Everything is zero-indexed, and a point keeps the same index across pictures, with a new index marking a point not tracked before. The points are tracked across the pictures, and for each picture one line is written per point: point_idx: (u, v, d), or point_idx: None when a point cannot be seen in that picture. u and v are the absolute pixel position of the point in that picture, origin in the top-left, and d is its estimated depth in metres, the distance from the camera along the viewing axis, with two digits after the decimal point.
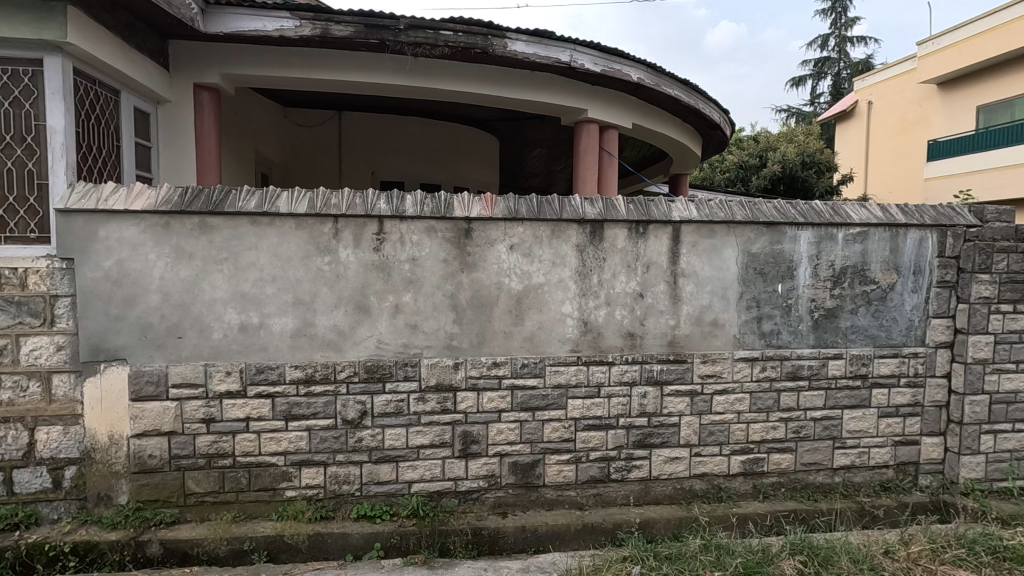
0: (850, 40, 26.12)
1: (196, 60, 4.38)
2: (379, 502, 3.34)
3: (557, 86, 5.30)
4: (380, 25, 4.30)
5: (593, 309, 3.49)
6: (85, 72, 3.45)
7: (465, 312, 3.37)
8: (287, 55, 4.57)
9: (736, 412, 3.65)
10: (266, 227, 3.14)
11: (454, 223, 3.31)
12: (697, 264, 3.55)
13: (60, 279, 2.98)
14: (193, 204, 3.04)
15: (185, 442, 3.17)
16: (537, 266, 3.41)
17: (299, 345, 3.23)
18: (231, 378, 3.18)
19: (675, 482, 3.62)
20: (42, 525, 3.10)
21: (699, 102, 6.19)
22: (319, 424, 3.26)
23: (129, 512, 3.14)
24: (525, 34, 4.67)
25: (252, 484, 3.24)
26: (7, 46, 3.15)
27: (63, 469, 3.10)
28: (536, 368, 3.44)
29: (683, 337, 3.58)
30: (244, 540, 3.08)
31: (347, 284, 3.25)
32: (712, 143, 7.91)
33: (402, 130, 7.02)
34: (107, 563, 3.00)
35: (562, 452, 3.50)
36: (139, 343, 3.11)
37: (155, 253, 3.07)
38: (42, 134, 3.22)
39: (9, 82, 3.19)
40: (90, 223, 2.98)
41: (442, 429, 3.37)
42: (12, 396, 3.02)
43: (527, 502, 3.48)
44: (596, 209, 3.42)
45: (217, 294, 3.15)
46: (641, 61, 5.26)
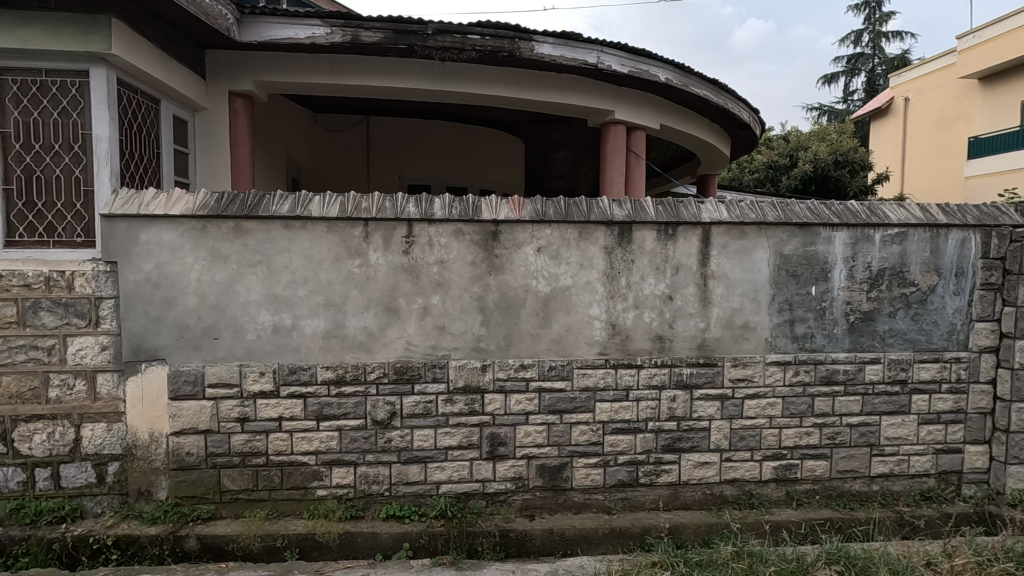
0: (885, 35, 25.44)
1: (230, 68, 4.51)
2: (407, 503, 3.37)
3: (584, 87, 5.28)
4: (409, 31, 4.36)
5: (621, 311, 3.46)
6: (128, 82, 3.58)
7: (493, 313, 3.38)
8: (318, 62, 4.67)
9: (768, 417, 3.57)
10: (298, 231, 3.21)
11: (482, 226, 3.33)
12: (727, 266, 3.50)
13: (104, 281, 3.11)
14: (229, 209, 3.14)
15: (220, 441, 3.25)
16: (564, 268, 3.41)
17: (330, 346, 3.29)
18: (264, 378, 3.25)
19: (705, 487, 3.57)
20: (87, 518, 3.22)
21: (728, 102, 6.10)
22: (350, 425, 3.31)
23: (168, 507, 3.23)
24: (552, 37, 4.67)
25: (284, 483, 3.30)
26: (57, 58, 3.29)
27: (107, 465, 3.22)
28: (563, 371, 3.43)
29: (713, 340, 3.53)
30: (277, 537, 3.14)
31: (377, 286, 3.30)
32: (742, 143, 7.80)
33: (427, 134, 7.09)
34: (147, 557, 3.10)
35: (590, 455, 3.48)
36: (177, 344, 3.21)
37: (192, 256, 3.16)
38: (88, 142, 3.35)
39: (57, 93, 3.33)
40: (131, 228, 3.10)
41: (471, 431, 3.39)
42: (60, 393, 3.16)
43: (555, 505, 3.48)
44: (624, 210, 3.41)
45: (251, 296, 3.22)
46: (669, 61, 5.21)
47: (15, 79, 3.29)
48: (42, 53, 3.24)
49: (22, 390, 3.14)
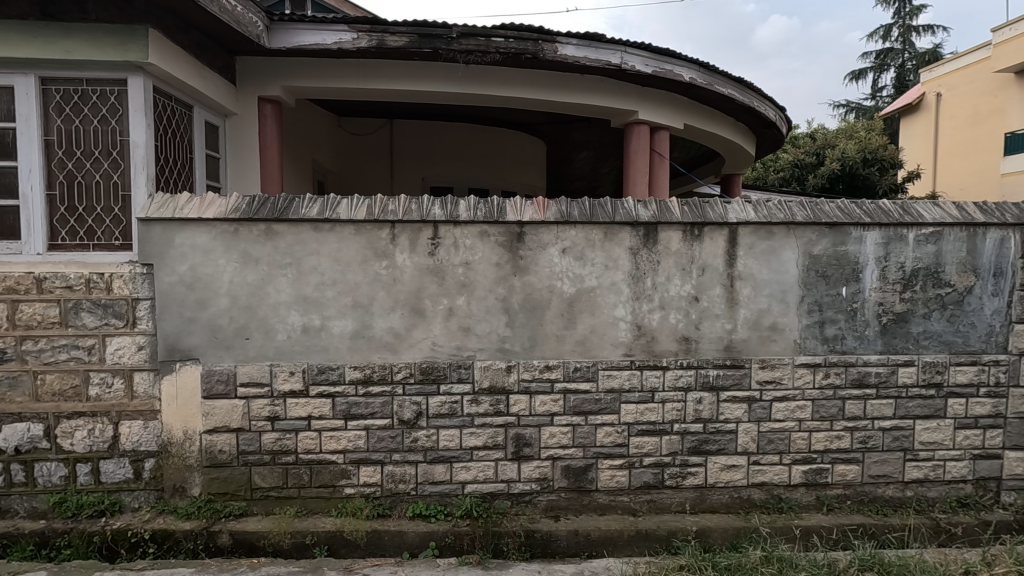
0: (916, 29, 24.78)
1: (259, 74, 4.60)
2: (433, 502, 3.40)
3: (607, 88, 5.26)
4: (434, 34, 4.41)
5: (646, 312, 3.45)
6: (163, 89, 3.68)
7: (518, 315, 3.39)
8: (344, 67, 4.74)
9: (797, 420, 3.52)
10: (327, 233, 3.26)
11: (507, 228, 3.34)
12: (755, 267, 3.45)
13: (141, 282, 3.23)
14: (260, 212, 3.21)
15: (251, 439, 3.33)
16: (589, 269, 3.40)
17: (358, 347, 3.34)
18: (294, 378, 3.31)
19: (732, 491, 3.53)
20: (125, 512, 3.32)
21: (754, 100, 6.01)
22: (377, 424, 3.36)
23: (201, 503, 3.31)
24: (576, 38, 4.67)
25: (313, 481, 3.36)
26: (97, 68, 3.40)
27: (143, 461, 3.32)
28: (588, 372, 3.43)
29: (741, 342, 3.48)
30: (306, 534, 3.19)
31: (403, 287, 3.33)
32: (768, 143, 7.71)
33: (449, 136, 7.14)
34: (182, 551, 3.18)
35: (615, 457, 3.47)
36: (210, 344, 3.29)
37: (225, 258, 3.24)
38: (126, 148, 3.47)
39: (97, 101, 3.45)
40: (166, 231, 3.19)
41: (496, 431, 3.40)
42: (100, 391, 3.28)
43: (580, 506, 3.47)
44: (649, 211, 3.40)
45: (281, 297, 3.29)
46: (694, 60, 5.16)
47: (58, 88, 3.42)
48: (83, 63, 3.35)
49: (65, 388, 3.27)
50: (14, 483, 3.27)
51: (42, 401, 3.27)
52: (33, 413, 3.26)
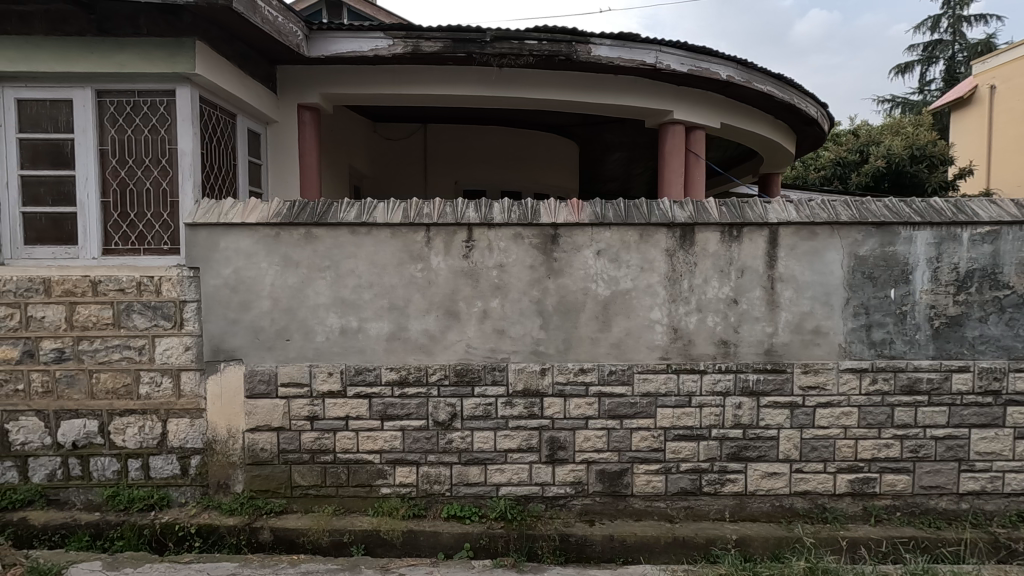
0: (967, 20, 23.68)
1: (299, 82, 4.72)
2: (468, 503, 3.42)
3: (642, 88, 5.20)
4: (468, 38, 4.44)
5: (683, 315, 3.38)
6: (208, 99, 3.82)
7: (552, 317, 3.38)
8: (380, 74, 4.82)
9: (842, 427, 3.39)
10: (364, 236, 3.32)
11: (541, 230, 3.34)
12: (797, 268, 3.35)
13: (188, 286, 3.36)
14: (300, 216, 3.29)
15: (292, 438, 3.41)
16: (624, 271, 3.36)
17: (394, 348, 3.38)
18: (332, 378, 3.38)
19: (774, 499, 3.43)
20: (173, 507, 3.44)
21: (794, 97, 5.84)
22: (413, 425, 3.40)
23: (243, 499, 3.41)
24: (610, 39, 4.63)
25: (350, 480, 3.42)
26: (147, 80, 3.55)
27: (190, 458, 3.45)
28: (624, 376, 3.39)
29: (782, 346, 3.38)
30: (344, 532, 3.25)
31: (438, 290, 3.36)
32: (808, 140, 7.50)
33: (482, 139, 7.18)
34: (226, 545, 3.28)
35: (651, 462, 3.42)
36: (252, 345, 3.38)
37: (266, 261, 3.33)
38: (174, 156, 3.60)
39: (148, 112, 3.60)
40: (211, 235, 3.30)
41: (530, 434, 3.40)
42: (149, 390, 3.42)
43: (615, 511, 3.42)
44: (686, 212, 3.34)
45: (320, 300, 3.36)
46: (731, 58, 5.05)
47: (112, 100, 3.59)
48: (134, 75, 3.51)
49: (117, 386, 3.42)
50: (71, 476, 3.44)
51: (97, 399, 3.43)
52: (88, 410, 3.42)
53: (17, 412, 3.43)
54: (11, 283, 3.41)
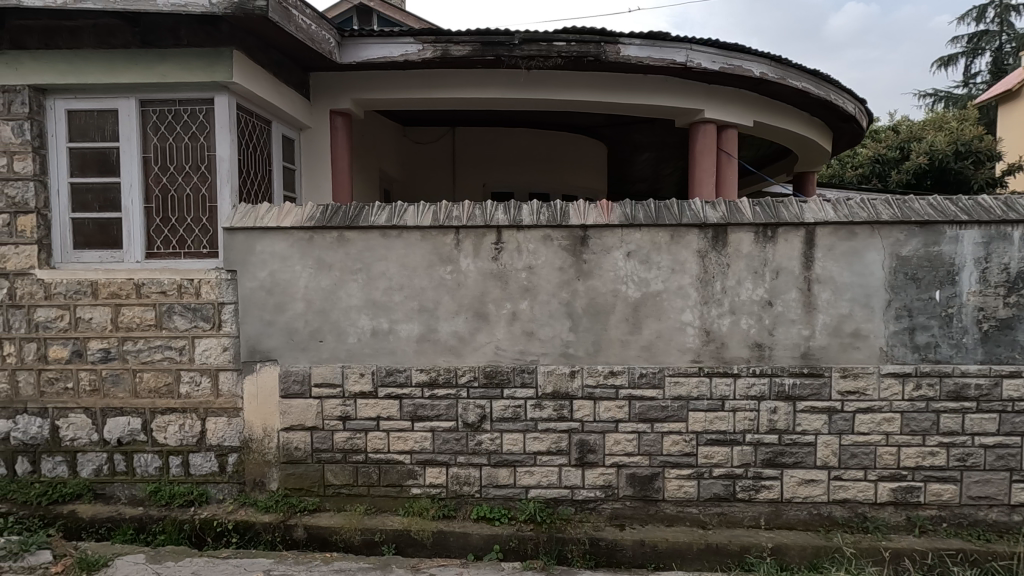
0: (1016, 9, 22.65)
1: (331, 89, 4.81)
2: (497, 505, 3.42)
3: (672, 88, 5.14)
4: (497, 41, 4.46)
5: (716, 317, 3.32)
6: (245, 106, 3.93)
7: (581, 319, 3.36)
8: (410, 78, 4.88)
9: (884, 434, 3.28)
10: (394, 239, 3.37)
11: (571, 231, 3.32)
12: (835, 269, 3.25)
13: (226, 288, 3.47)
14: (333, 220, 3.36)
15: (325, 437, 3.47)
16: (655, 272, 3.32)
17: (424, 350, 3.42)
18: (364, 379, 3.43)
19: (811, 507, 3.33)
20: (211, 503, 3.54)
21: (830, 93, 5.67)
22: (442, 426, 3.42)
23: (278, 497, 3.48)
24: (639, 38, 4.59)
25: (381, 480, 3.46)
26: (188, 89, 3.68)
27: (227, 455, 3.54)
28: (654, 379, 3.34)
29: (819, 349, 3.29)
30: (375, 532, 3.29)
31: (467, 292, 3.38)
32: (845, 138, 7.28)
33: (510, 141, 7.19)
34: (262, 542, 3.36)
35: (683, 467, 3.36)
36: (287, 346, 3.46)
37: (300, 264, 3.40)
38: (213, 163, 3.72)
39: (188, 120, 3.72)
40: (248, 239, 3.39)
41: (559, 437, 3.38)
42: (189, 389, 3.53)
43: (646, 516, 3.38)
44: (718, 212, 3.28)
45: (352, 302, 3.42)
46: (764, 55, 4.94)
47: (155, 109, 3.73)
48: (175, 85, 3.63)
49: (159, 385, 3.54)
50: (116, 472, 3.57)
51: (140, 397, 3.56)
52: (132, 408, 3.55)
53: (66, 409, 3.58)
54: (62, 285, 3.57)
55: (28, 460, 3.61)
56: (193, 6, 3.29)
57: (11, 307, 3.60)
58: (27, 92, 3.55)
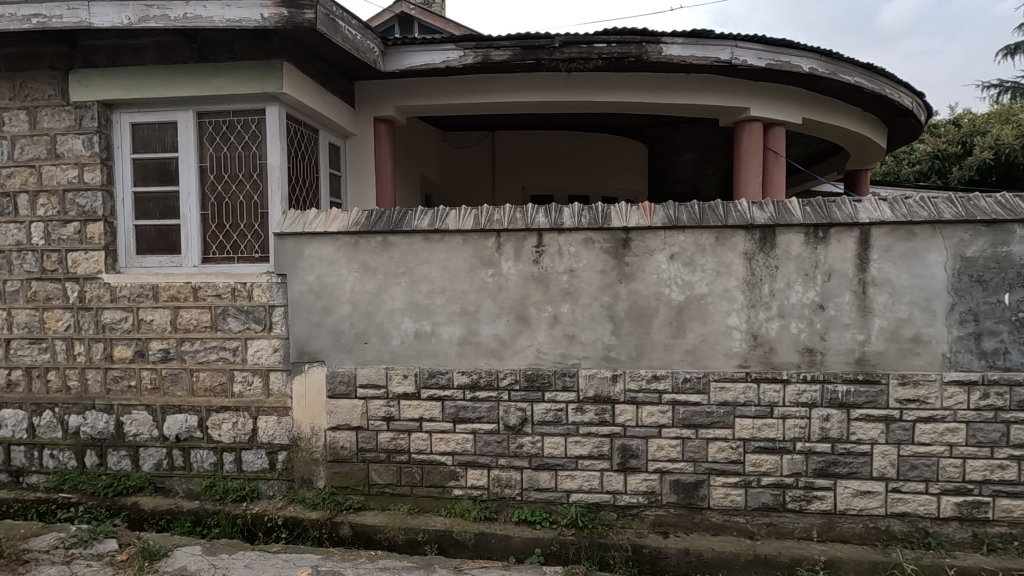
0: None
1: (375, 96, 4.92)
2: (539, 509, 3.41)
3: (715, 86, 5.02)
4: (537, 45, 4.47)
5: (764, 321, 3.22)
6: (294, 116, 4.06)
7: (623, 323, 3.32)
8: (451, 84, 4.94)
9: (947, 445, 3.11)
10: (437, 243, 3.42)
11: (612, 234, 3.29)
12: (892, 271, 3.11)
13: (276, 291, 3.59)
14: (378, 224, 3.44)
15: (369, 437, 3.55)
16: (699, 275, 3.25)
17: (465, 352, 3.45)
18: (407, 380, 3.49)
19: (867, 520, 3.18)
20: (262, 498, 3.67)
21: (885, 87, 5.42)
22: (484, 428, 3.44)
23: (325, 495, 3.58)
24: (682, 37, 4.51)
25: (424, 480, 3.51)
26: (241, 101, 3.84)
27: (277, 453, 3.66)
28: (699, 384, 3.27)
29: (875, 355, 3.15)
30: (418, 532, 3.33)
31: (508, 295, 3.40)
32: (901, 133, 6.95)
33: (549, 144, 7.18)
34: (310, 538, 3.46)
35: (729, 474, 3.27)
36: (333, 347, 3.55)
37: (346, 268, 3.50)
38: (264, 171, 3.86)
39: (241, 130, 3.88)
40: (297, 243, 3.51)
41: (601, 441, 3.35)
42: (242, 388, 3.68)
43: (690, 524, 3.30)
44: (766, 213, 3.18)
45: (395, 304, 3.48)
46: (813, 49, 4.76)
47: (211, 121, 3.91)
48: (230, 97, 3.80)
49: (214, 384, 3.71)
50: (175, 466, 3.75)
51: (196, 396, 3.73)
52: (189, 406, 3.72)
53: (130, 406, 3.79)
54: (126, 288, 3.78)
55: (95, 454, 3.83)
56: (246, 22, 3.42)
57: (80, 309, 3.84)
58: (96, 107, 3.79)
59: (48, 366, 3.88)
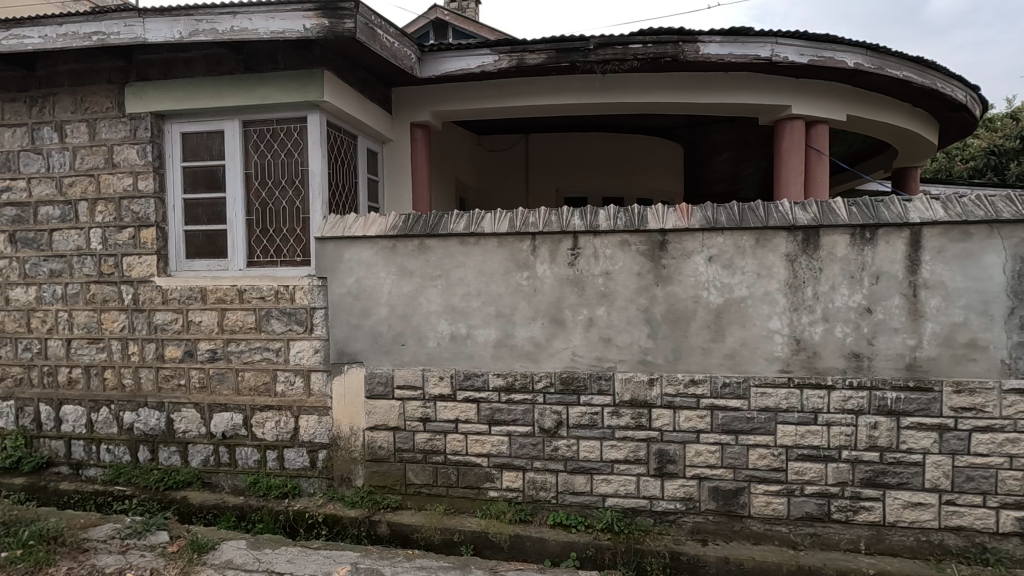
0: None
1: (411, 102, 5.00)
2: (574, 512, 3.40)
3: (755, 84, 4.91)
4: (571, 47, 4.47)
5: (807, 325, 3.13)
6: (334, 123, 4.17)
7: (660, 326, 3.28)
8: (487, 88, 4.99)
9: (1007, 456, 2.95)
10: (472, 246, 3.45)
11: (649, 236, 3.26)
12: (945, 273, 2.98)
13: (317, 293, 3.69)
14: (415, 228, 3.49)
15: (406, 437, 3.60)
16: (739, 278, 3.18)
17: (500, 354, 3.47)
18: (443, 382, 3.53)
19: (919, 533, 3.05)
20: (302, 496, 3.77)
21: (936, 81, 5.19)
22: (519, 431, 3.45)
23: (364, 493, 3.65)
24: (719, 35, 4.43)
25: (460, 481, 3.54)
26: (284, 109, 3.96)
27: (318, 452, 3.76)
28: (738, 389, 3.20)
29: (928, 360, 3.02)
30: (454, 532, 3.36)
31: (544, 298, 3.40)
32: (954, 128, 6.63)
33: (583, 146, 7.15)
34: (349, 536, 3.53)
35: (771, 482, 3.19)
36: (372, 348, 3.63)
37: (384, 271, 3.57)
38: (306, 177, 3.98)
39: (284, 137, 4.01)
40: (337, 247, 3.60)
41: (638, 445, 3.31)
42: (285, 388, 3.79)
43: (730, 532, 3.23)
44: (810, 213, 3.10)
45: (432, 307, 3.53)
46: (859, 44, 4.60)
47: (255, 129, 4.05)
48: (274, 106, 3.93)
49: (258, 384, 3.83)
50: (221, 463, 3.89)
51: (241, 395, 3.86)
52: (235, 405, 3.86)
53: (179, 404, 3.95)
54: (176, 291, 3.95)
55: (148, 449, 4.01)
56: (290, 34, 3.53)
57: (134, 310, 4.03)
58: (149, 118, 3.97)
59: (105, 365, 4.09)
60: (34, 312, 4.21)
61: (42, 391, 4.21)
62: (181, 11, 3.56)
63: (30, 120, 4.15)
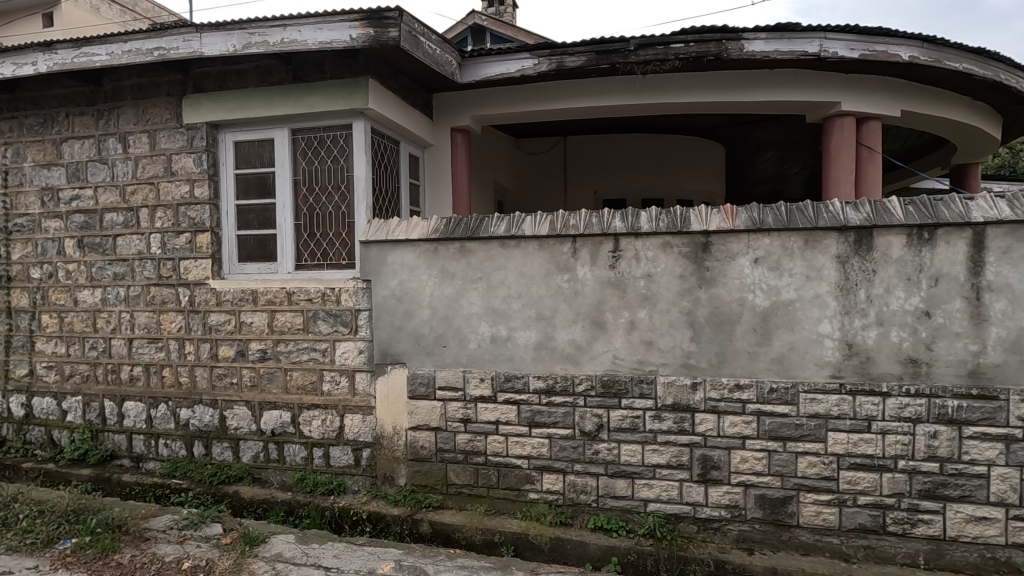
0: None
1: (452, 107, 5.08)
2: (615, 517, 3.37)
3: (802, 80, 4.77)
4: (612, 49, 4.45)
5: (860, 329, 3.02)
6: (378, 129, 4.28)
7: (704, 329, 3.23)
8: (527, 91, 5.01)
9: None
10: (513, 249, 3.47)
11: (692, 237, 3.21)
12: (1012, 275, 2.82)
13: (362, 295, 3.80)
14: (456, 231, 3.54)
15: (448, 437, 3.65)
16: (787, 280, 3.10)
17: (541, 357, 3.47)
18: (484, 384, 3.56)
19: (983, 549, 2.89)
20: (347, 493, 3.86)
21: (999, 72, 4.92)
22: (559, 433, 3.45)
23: (406, 492, 3.71)
24: (765, 31, 4.33)
25: (500, 482, 3.57)
26: (331, 117, 4.09)
27: (362, 450, 3.86)
28: (787, 395, 3.11)
29: (992, 367, 2.87)
30: (495, 533, 3.38)
31: (584, 301, 3.39)
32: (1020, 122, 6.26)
33: (621, 146, 7.09)
34: (392, 533, 3.59)
35: (821, 491, 3.08)
36: (414, 349, 3.69)
37: (426, 274, 3.63)
38: (351, 182, 4.08)
39: (331, 144, 4.13)
40: (381, 251, 3.70)
41: (681, 450, 3.26)
42: (331, 388, 3.90)
43: (777, 542, 3.13)
44: (863, 213, 2.98)
45: (473, 309, 3.57)
46: (914, 35, 4.41)
47: (303, 137, 4.19)
48: (321, 114, 4.05)
49: (306, 383, 3.96)
50: (270, 459, 4.04)
51: (290, 393, 4.00)
52: (283, 403, 4.00)
53: (231, 402, 4.12)
54: (230, 293, 4.13)
55: (202, 444, 4.20)
56: (337, 44, 3.65)
57: (190, 311, 4.22)
58: (205, 128, 4.17)
59: (163, 363, 4.30)
60: (100, 312, 4.46)
61: (106, 387, 4.46)
62: (235, 25, 3.72)
63: (97, 132, 4.41)
